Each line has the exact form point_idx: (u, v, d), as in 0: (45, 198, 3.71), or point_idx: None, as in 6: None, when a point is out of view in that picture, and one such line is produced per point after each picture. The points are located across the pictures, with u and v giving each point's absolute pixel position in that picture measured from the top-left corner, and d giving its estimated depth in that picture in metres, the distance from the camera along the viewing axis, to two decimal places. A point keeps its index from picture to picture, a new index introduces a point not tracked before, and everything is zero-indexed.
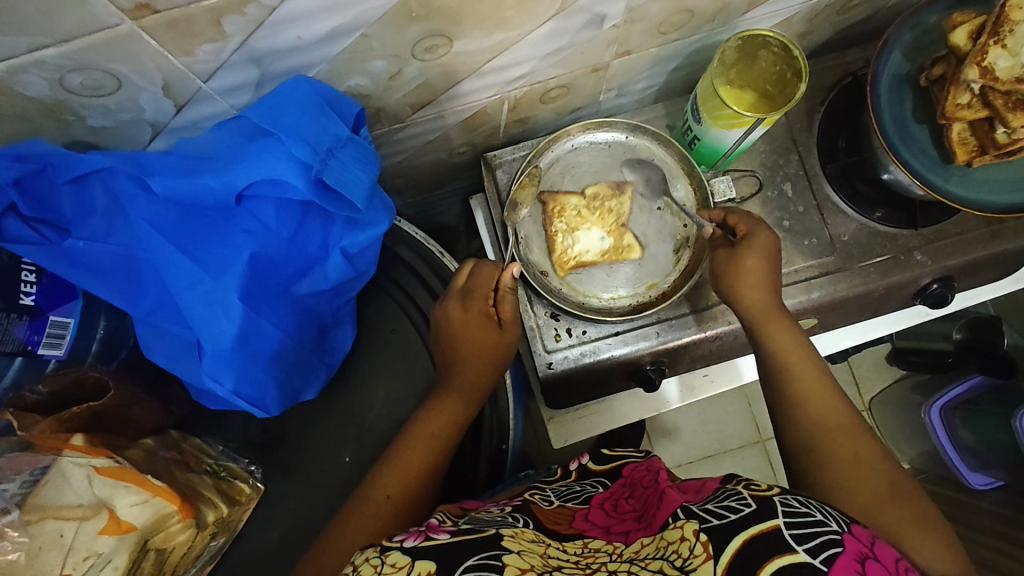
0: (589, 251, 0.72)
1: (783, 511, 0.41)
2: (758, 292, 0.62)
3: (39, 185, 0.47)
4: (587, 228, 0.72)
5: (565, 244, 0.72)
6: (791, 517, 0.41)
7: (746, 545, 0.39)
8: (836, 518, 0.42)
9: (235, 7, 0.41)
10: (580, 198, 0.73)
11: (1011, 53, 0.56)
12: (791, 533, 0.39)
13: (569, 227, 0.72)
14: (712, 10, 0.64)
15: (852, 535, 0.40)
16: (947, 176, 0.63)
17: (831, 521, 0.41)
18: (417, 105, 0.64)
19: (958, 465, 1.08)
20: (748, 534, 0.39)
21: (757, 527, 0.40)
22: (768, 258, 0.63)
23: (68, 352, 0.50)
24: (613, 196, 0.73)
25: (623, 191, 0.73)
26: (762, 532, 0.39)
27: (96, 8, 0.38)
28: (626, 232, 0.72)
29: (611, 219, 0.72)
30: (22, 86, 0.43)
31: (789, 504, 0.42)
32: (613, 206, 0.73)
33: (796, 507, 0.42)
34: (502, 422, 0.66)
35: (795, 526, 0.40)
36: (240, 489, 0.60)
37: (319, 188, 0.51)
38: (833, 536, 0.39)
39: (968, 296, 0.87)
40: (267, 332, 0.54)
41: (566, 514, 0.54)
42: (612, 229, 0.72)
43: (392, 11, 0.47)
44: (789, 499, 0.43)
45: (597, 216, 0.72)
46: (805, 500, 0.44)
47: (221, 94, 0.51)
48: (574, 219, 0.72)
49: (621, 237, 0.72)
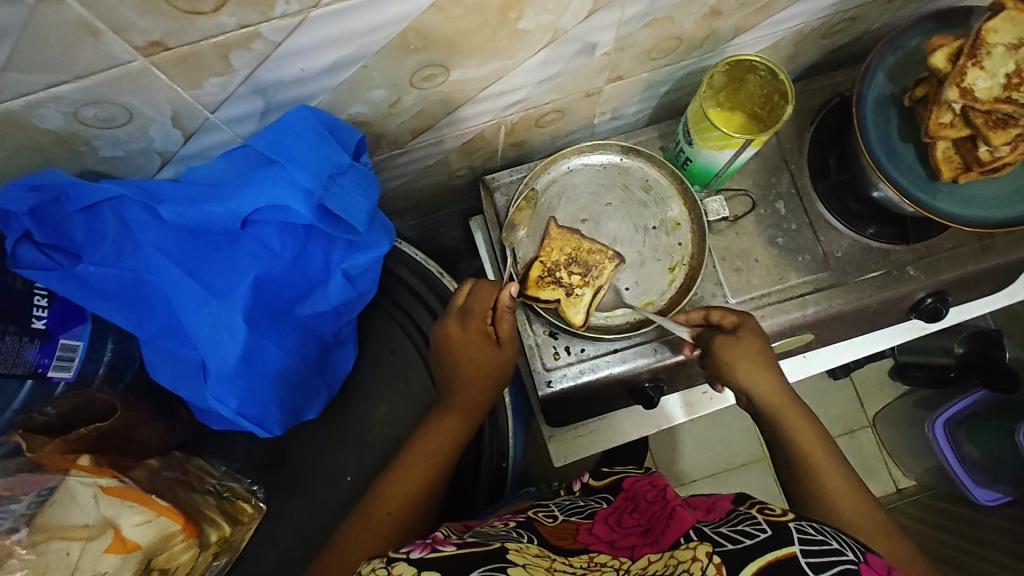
0: (573, 275, 0.70)
1: (799, 538, 0.42)
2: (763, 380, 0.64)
3: (53, 214, 0.49)
4: (567, 280, 0.70)
5: (548, 270, 0.70)
6: (806, 544, 0.41)
7: (762, 570, 0.39)
8: (852, 548, 0.42)
9: (242, 43, 0.43)
10: (580, 245, 0.70)
11: (989, 75, 0.58)
12: (807, 561, 0.40)
13: (552, 267, 0.70)
14: (700, 37, 0.67)
15: (867, 564, 0.40)
16: (934, 192, 0.65)
17: (847, 550, 0.42)
18: (417, 130, 0.67)
19: (965, 480, 1.08)
20: (762, 561, 0.39)
21: (772, 555, 0.40)
22: (765, 349, 0.65)
23: (76, 374, 0.52)
24: (582, 274, 0.70)
25: (617, 259, 0.70)
26: (775, 559, 0.40)
27: (111, 46, 0.40)
28: (592, 291, 0.69)
29: (579, 279, 0.70)
30: (38, 121, 0.45)
31: (805, 531, 0.43)
32: (598, 265, 0.70)
33: (813, 535, 0.43)
34: (501, 440, 0.67)
35: (811, 554, 0.40)
36: (243, 508, 0.60)
37: (321, 213, 0.52)
38: (849, 566, 0.39)
39: (964, 309, 0.88)
40: (271, 354, 0.56)
41: (570, 529, 0.54)
42: (583, 284, 0.70)
43: (391, 44, 0.50)
44: (805, 526, 0.44)
45: (584, 270, 0.70)
46: (820, 528, 0.44)
47: (227, 124, 0.53)
48: (560, 264, 0.70)
49: (587, 296, 0.69)
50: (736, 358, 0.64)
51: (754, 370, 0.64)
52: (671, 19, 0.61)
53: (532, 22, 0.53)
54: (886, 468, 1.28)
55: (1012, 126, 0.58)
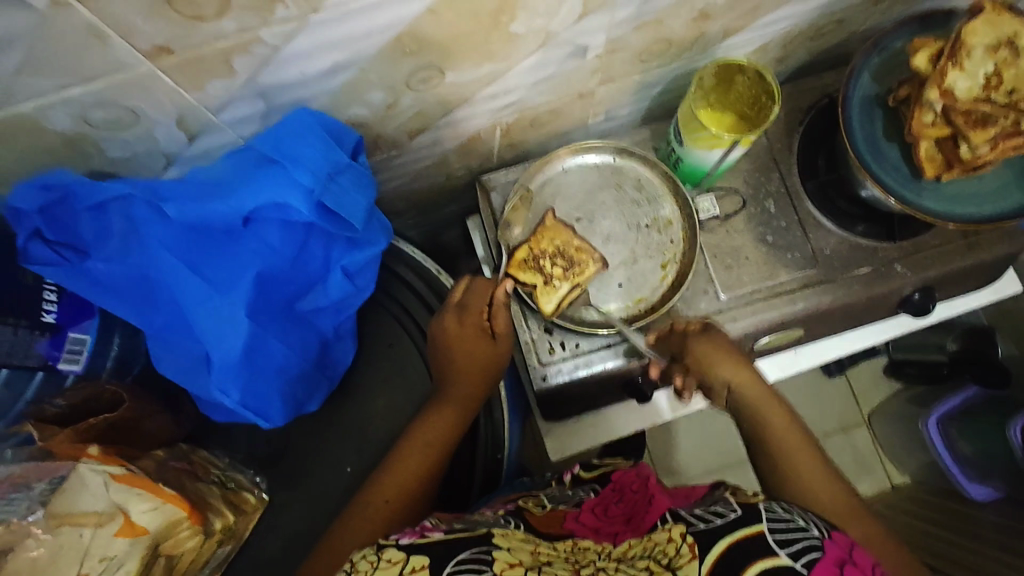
0: (554, 266, 0.70)
1: (767, 517, 0.44)
2: (741, 376, 0.69)
3: (62, 212, 0.50)
4: (549, 270, 0.70)
5: (532, 257, 0.70)
6: (774, 523, 0.43)
7: (730, 548, 0.41)
8: (817, 525, 0.44)
9: (244, 47, 0.45)
10: (570, 240, 0.71)
11: (969, 75, 0.60)
12: (774, 538, 0.41)
13: (538, 254, 0.71)
14: (689, 40, 0.68)
15: (830, 540, 0.42)
16: (918, 190, 0.66)
17: (812, 528, 0.44)
18: (414, 131, 0.68)
19: (958, 476, 1.09)
20: (732, 539, 0.41)
21: (740, 534, 0.42)
22: (733, 347, 0.71)
23: (85, 367, 0.54)
24: (562, 268, 0.70)
25: (601, 265, 0.71)
26: (746, 536, 0.42)
27: (118, 50, 0.42)
28: (568, 286, 0.70)
29: (558, 270, 0.70)
30: (48, 123, 0.47)
31: (773, 511, 0.45)
32: (580, 265, 0.70)
33: (781, 514, 0.45)
34: (496, 433, 0.68)
35: (778, 532, 0.42)
36: (247, 498, 0.62)
37: (320, 211, 0.55)
38: (812, 542, 0.41)
39: (953, 305, 0.90)
40: (273, 348, 0.58)
41: (559, 517, 0.56)
42: (562, 276, 0.70)
43: (388, 47, 0.51)
44: (773, 506, 0.46)
45: (567, 266, 0.70)
46: (789, 508, 0.46)
47: (230, 126, 0.54)
48: (546, 253, 0.71)
49: (563, 290, 0.70)
50: (711, 354, 0.70)
51: (728, 366, 0.69)
52: (660, 23, 0.63)
53: (524, 26, 0.55)
54: (880, 464, 1.29)
55: (992, 125, 0.59)
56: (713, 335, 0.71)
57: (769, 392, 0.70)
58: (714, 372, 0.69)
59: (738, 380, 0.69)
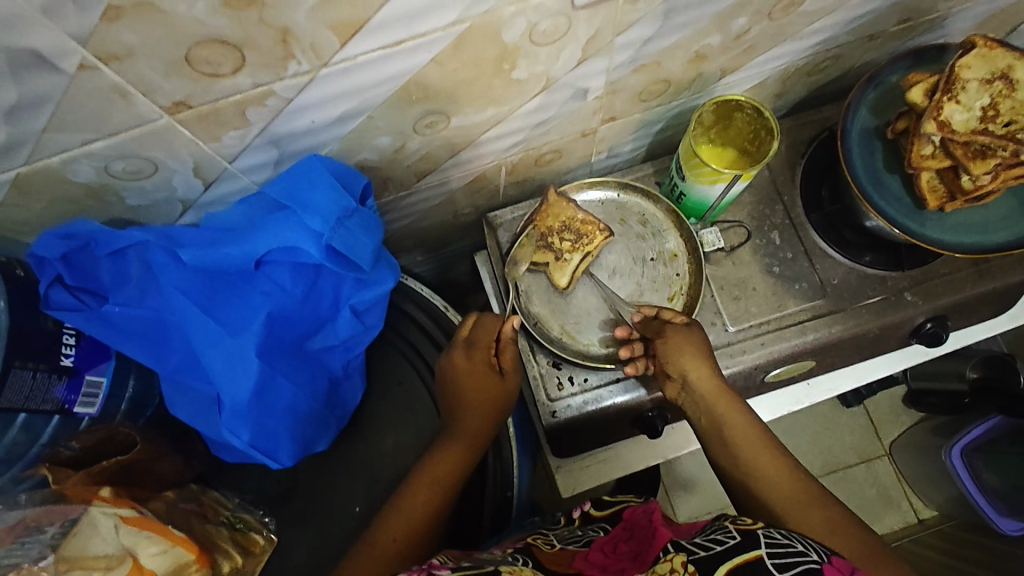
0: (563, 240, 0.74)
1: (766, 543, 0.45)
2: (702, 372, 0.66)
3: (82, 259, 0.52)
4: (559, 245, 0.74)
5: (540, 235, 0.75)
6: (772, 548, 0.45)
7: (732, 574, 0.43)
8: (817, 550, 0.45)
9: (257, 100, 0.47)
10: (575, 215, 0.74)
11: (965, 108, 0.61)
12: (773, 562, 0.43)
13: (545, 233, 0.74)
14: (687, 79, 0.70)
15: (831, 565, 0.43)
16: (922, 221, 0.66)
17: (811, 552, 0.44)
18: (421, 173, 0.70)
19: (988, 510, 1.05)
20: (732, 563, 0.44)
21: (741, 558, 0.44)
22: (708, 346, 0.68)
23: (99, 410, 0.54)
24: (572, 241, 0.74)
25: (608, 232, 0.74)
26: (745, 561, 0.44)
27: (140, 107, 0.44)
28: (580, 258, 0.74)
29: (568, 243, 0.74)
30: (72, 174, 0.49)
31: (772, 536, 0.46)
32: (590, 235, 0.74)
33: (779, 539, 0.46)
34: (505, 469, 0.68)
35: (776, 557, 0.44)
36: (255, 540, 0.61)
37: (328, 252, 0.56)
38: (811, 566, 0.42)
39: (968, 333, 0.88)
40: (283, 387, 0.59)
41: (567, 555, 0.54)
42: (573, 248, 0.74)
43: (394, 96, 0.53)
44: (772, 531, 0.47)
45: (576, 238, 0.74)
46: (787, 534, 0.47)
47: (244, 172, 0.57)
48: (554, 230, 0.74)
49: (575, 259, 0.74)
50: (674, 344, 0.67)
51: (691, 359, 0.66)
52: (658, 64, 0.65)
53: (526, 72, 0.57)
54: (904, 497, 1.25)
55: (992, 156, 0.60)
56: (691, 332, 0.68)
57: (723, 387, 0.66)
58: (677, 364, 0.67)
59: (695, 374, 0.66)
